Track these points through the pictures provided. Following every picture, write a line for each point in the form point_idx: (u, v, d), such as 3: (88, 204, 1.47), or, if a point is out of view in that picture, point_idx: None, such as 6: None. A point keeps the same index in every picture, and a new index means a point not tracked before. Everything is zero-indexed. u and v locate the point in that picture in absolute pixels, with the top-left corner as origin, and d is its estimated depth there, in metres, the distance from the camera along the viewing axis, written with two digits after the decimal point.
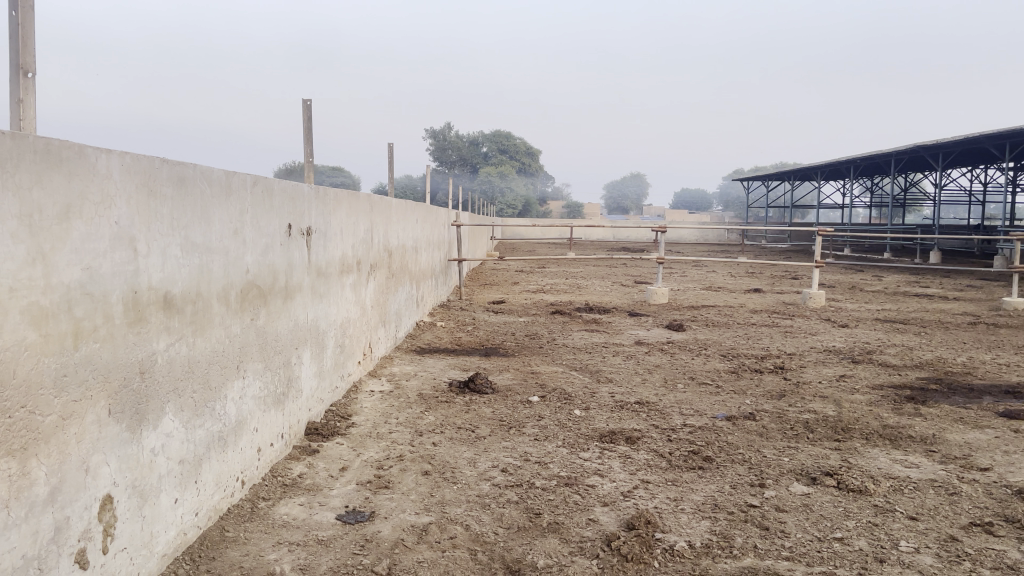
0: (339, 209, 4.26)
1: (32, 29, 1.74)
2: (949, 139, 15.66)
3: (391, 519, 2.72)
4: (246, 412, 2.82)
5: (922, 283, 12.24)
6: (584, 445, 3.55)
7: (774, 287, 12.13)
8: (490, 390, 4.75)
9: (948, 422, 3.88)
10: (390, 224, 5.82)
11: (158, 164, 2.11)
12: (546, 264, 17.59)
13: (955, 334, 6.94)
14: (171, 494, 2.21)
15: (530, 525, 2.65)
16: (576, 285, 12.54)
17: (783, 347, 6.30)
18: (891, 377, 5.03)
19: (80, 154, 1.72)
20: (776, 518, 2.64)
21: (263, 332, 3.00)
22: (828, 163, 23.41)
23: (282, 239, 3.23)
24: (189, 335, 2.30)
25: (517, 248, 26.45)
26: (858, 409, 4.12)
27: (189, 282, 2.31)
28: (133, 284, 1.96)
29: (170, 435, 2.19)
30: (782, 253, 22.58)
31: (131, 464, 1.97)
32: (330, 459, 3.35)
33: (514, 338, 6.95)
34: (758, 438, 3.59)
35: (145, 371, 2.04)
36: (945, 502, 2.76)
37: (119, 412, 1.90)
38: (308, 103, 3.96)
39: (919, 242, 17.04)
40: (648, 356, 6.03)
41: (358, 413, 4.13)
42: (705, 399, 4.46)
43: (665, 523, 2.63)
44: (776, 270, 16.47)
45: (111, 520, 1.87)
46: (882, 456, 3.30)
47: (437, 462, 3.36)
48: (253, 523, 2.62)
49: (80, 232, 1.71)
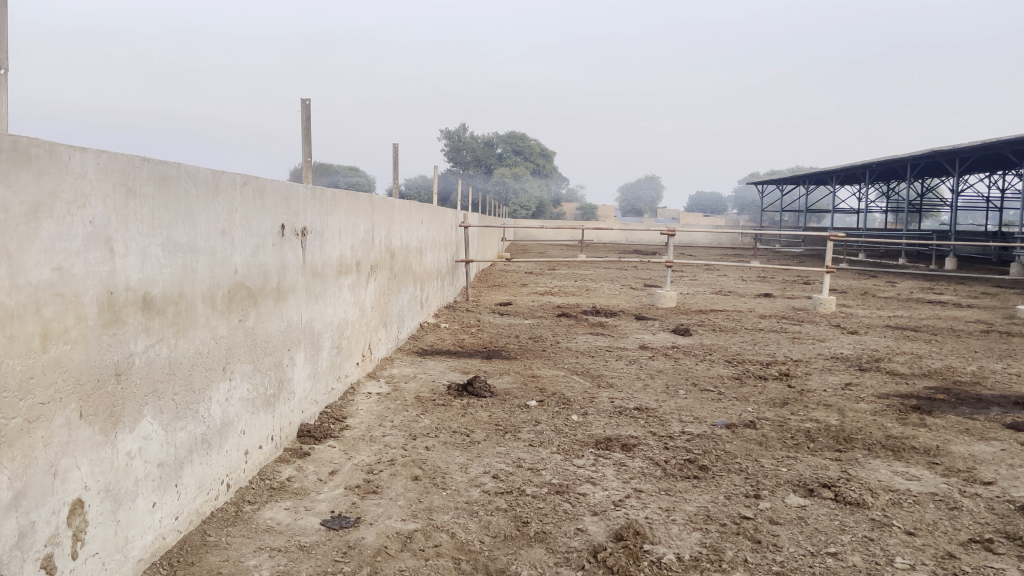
0: (338, 209, 4.24)
1: (4, 23, 1.71)
2: (965, 146, 15.41)
3: (376, 526, 2.68)
4: (233, 415, 2.79)
5: (936, 290, 12.03)
6: (579, 452, 3.50)
7: (786, 293, 11.98)
8: (489, 394, 4.70)
9: (953, 433, 3.77)
10: (393, 224, 5.79)
11: (138, 163, 2.08)
12: (557, 266, 17.54)
13: (967, 343, 6.80)
14: (149, 499, 2.18)
15: (517, 534, 2.60)
16: (585, 288, 12.47)
17: (789, 353, 6.19)
18: (899, 386, 4.91)
19: (51, 153, 1.70)
20: (769, 531, 2.56)
21: (253, 333, 2.97)
22: (844, 167, 23.16)
23: (274, 240, 3.19)
24: (170, 336, 2.27)
25: (529, 250, 26.37)
26: (862, 419, 4.03)
27: (171, 283, 2.28)
28: (109, 284, 1.93)
29: (148, 438, 2.16)
30: (796, 258, 22.36)
31: (105, 467, 1.94)
32: (321, 463, 3.32)
33: (518, 341, 6.90)
34: (757, 447, 3.52)
35: (122, 372, 2.01)
36: (945, 517, 2.67)
37: (92, 414, 1.87)
38: (307, 102, 3.94)
39: (933, 248, 16.81)
40: (651, 360, 5.96)
41: (353, 415, 4.10)
42: (706, 406, 4.38)
43: (655, 534, 2.56)
44: (788, 275, 16.29)
45: (80, 525, 1.84)
46: (883, 468, 3.22)
47: (428, 467, 3.31)
48: (236, 527, 2.59)
49: (50, 232, 1.69)
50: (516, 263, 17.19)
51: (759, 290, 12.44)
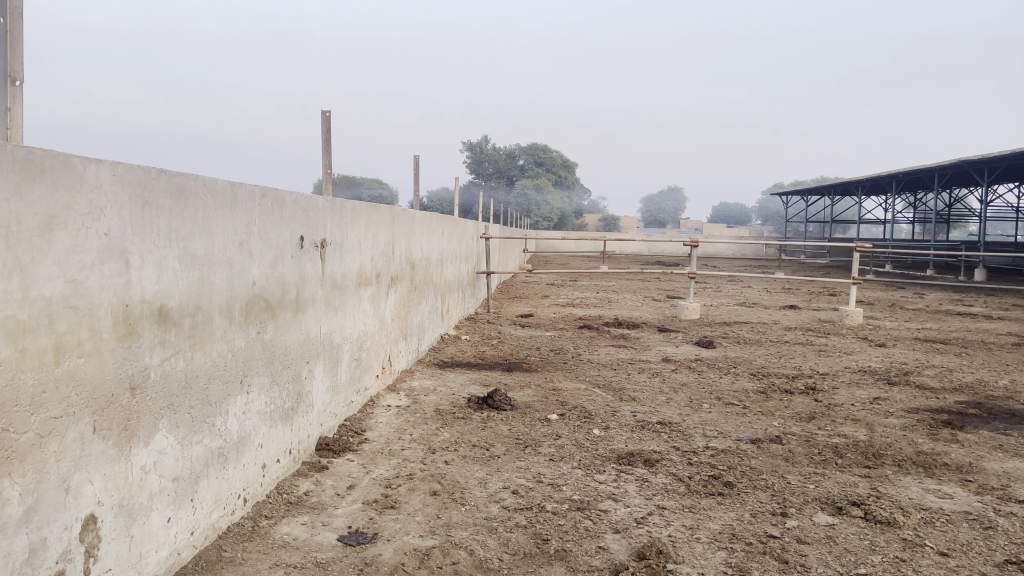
0: (358, 221, 4.23)
1: (20, 36, 1.72)
2: (994, 155, 15.10)
3: (393, 542, 2.63)
4: (250, 429, 2.76)
5: (965, 302, 11.76)
6: (600, 467, 3.42)
7: (811, 304, 11.74)
8: (509, 407, 4.64)
9: (985, 449, 3.63)
10: (413, 236, 5.77)
11: (154, 175, 2.08)
12: (578, 277, 17.42)
13: (999, 356, 6.59)
14: (164, 513, 2.16)
15: (537, 551, 2.54)
16: (607, 299, 12.38)
17: (815, 366, 6.06)
18: (929, 400, 4.76)
19: (66, 164, 1.70)
20: (797, 551, 2.47)
21: (271, 346, 2.95)
22: (869, 177, 22.81)
23: (293, 251, 3.18)
24: (186, 349, 2.26)
25: (550, 260, 26.37)
26: (891, 434, 3.90)
27: (188, 295, 2.27)
28: (124, 297, 1.93)
29: (163, 452, 2.14)
30: (822, 270, 22.03)
31: (119, 481, 1.93)
32: (339, 477, 3.28)
33: (539, 353, 6.83)
34: (784, 463, 3.41)
35: (137, 386, 1.99)
36: (979, 537, 2.56)
37: (105, 429, 1.86)
38: (326, 114, 3.94)
39: (962, 259, 16.44)
40: (674, 373, 5.86)
41: (372, 428, 4.07)
42: (730, 420, 4.28)
43: (678, 553, 2.48)
44: (813, 285, 16.03)
45: (93, 541, 1.82)
46: (915, 485, 3.09)
47: (447, 482, 3.26)
48: (252, 542, 2.55)
49: (64, 244, 1.69)
50: (537, 274, 17.10)
51: (784, 302, 12.24)
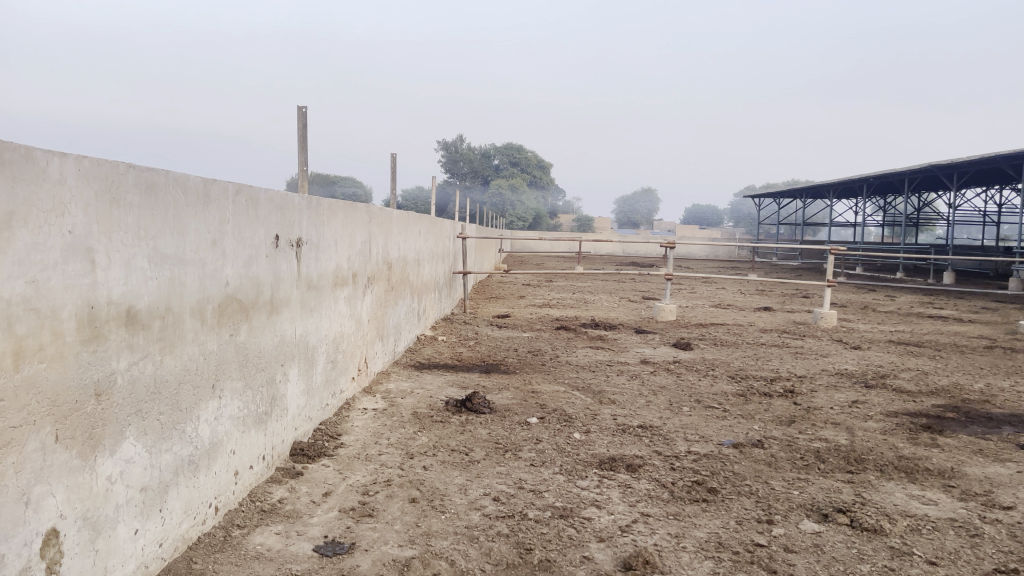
0: (334, 220, 4.12)
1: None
2: (963, 160, 15.40)
3: (371, 553, 2.55)
4: (222, 434, 2.66)
5: (936, 305, 11.98)
6: (583, 473, 3.37)
7: (785, 306, 11.86)
8: (488, 410, 4.57)
9: (966, 454, 3.66)
10: (390, 236, 5.67)
11: (123, 170, 1.97)
12: (554, 277, 17.43)
13: (972, 359, 6.69)
14: (131, 525, 2.05)
15: (520, 562, 2.47)
16: (583, 300, 12.35)
17: (793, 369, 6.09)
18: (907, 404, 4.79)
19: (27, 158, 1.60)
20: (785, 560, 2.44)
21: (244, 349, 2.84)
22: (841, 181, 23.18)
23: (268, 251, 3.07)
24: (155, 353, 2.15)
25: (526, 261, 26.38)
26: (871, 439, 3.91)
27: (157, 296, 2.16)
28: (90, 298, 1.82)
29: (130, 461, 2.03)
30: (794, 272, 22.37)
31: (83, 492, 1.82)
32: (314, 483, 3.18)
33: (517, 354, 6.76)
34: (766, 468, 3.40)
35: (102, 393, 1.89)
36: (966, 544, 2.56)
37: (69, 438, 1.76)
38: (302, 110, 3.83)
39: (931, 261, 16.76)
40: (653, 375, 5.83)
41: (348, 433, 3.97)
42: (711, 424, 4.26)
43: (665, 563, 2.44)
44: (787, 288, 16.20)
45: (55, 557, 1.72)
46: (899, 491, 3.09)
47: (426, 488, 3.18)
48: (224, 554, 2.45)
49: (25, 243, 1.59)
50: (513, 274, 17.04)
51: (760, 303, 12.31)
